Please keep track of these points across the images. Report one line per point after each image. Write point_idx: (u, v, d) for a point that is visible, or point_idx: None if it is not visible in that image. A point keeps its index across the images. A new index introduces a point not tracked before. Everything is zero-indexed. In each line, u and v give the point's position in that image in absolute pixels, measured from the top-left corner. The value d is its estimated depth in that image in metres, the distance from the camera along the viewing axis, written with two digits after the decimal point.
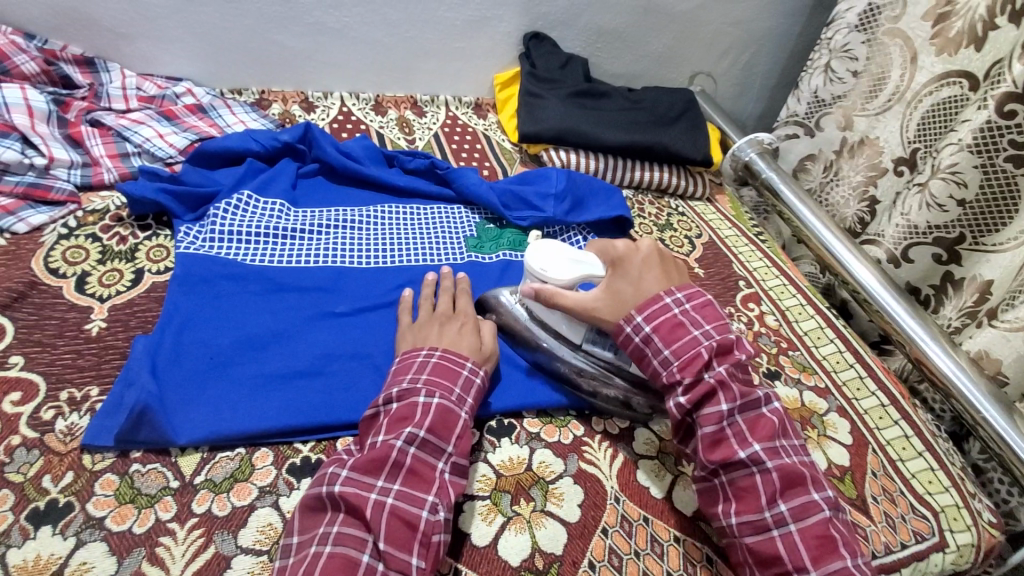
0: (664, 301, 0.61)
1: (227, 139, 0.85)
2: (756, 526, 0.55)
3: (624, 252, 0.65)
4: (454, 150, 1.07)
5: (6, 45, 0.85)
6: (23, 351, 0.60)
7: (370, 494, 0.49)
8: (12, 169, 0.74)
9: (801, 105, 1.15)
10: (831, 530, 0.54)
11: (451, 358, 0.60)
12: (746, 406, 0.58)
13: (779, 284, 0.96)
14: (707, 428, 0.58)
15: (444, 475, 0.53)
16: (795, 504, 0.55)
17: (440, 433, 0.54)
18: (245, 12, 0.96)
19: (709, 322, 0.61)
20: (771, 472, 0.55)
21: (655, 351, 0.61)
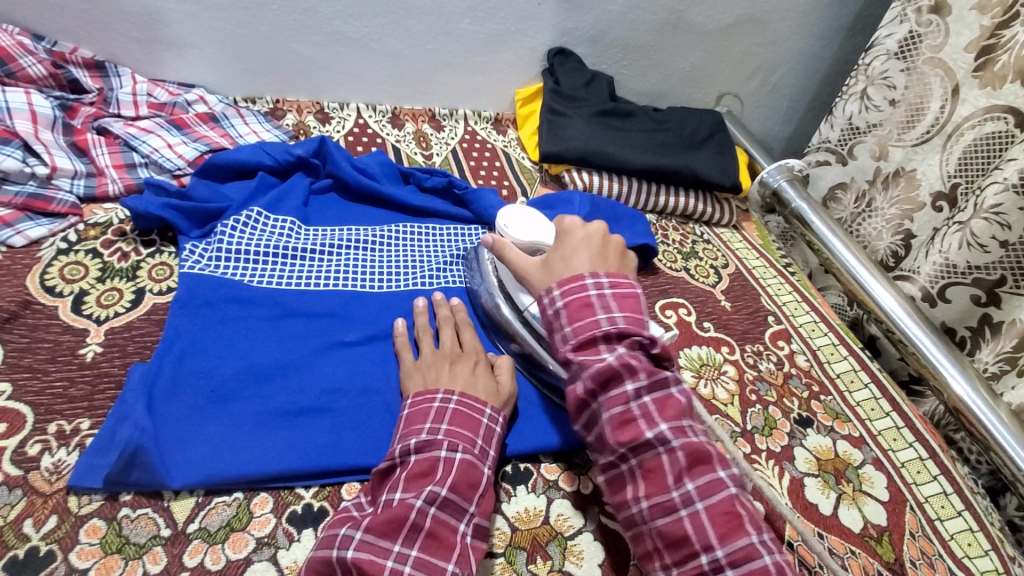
0: (583, 280, 0.57)
1: (238, 151, 0.82)
2: (664, 507, 0.50)
3: (568, 226, 0.64)
4: (473, 167, 1.03)
5: (13, 47, 0.82)
6: (12, 377, 0.56)
7: (386, 561, 0.45)
8: (12, 178, 0.71)
9: (834, 132, 1.10)
10: (738, 507, 0.49)
11: (471, 405, 0.57)
12: (654, 385, 0.52)
13: (810, 320, 0.92)
14: (612, 410, 0.52)
15: (466, 538, 0.49)
16: (702, 482, 0.50)
17: (462, 491, 0.50)
18: (262, 19, 0.93)
19: (622, 310, 0.56)
20: (676, 451, 0.50)
21: (561, 327, 0.57)
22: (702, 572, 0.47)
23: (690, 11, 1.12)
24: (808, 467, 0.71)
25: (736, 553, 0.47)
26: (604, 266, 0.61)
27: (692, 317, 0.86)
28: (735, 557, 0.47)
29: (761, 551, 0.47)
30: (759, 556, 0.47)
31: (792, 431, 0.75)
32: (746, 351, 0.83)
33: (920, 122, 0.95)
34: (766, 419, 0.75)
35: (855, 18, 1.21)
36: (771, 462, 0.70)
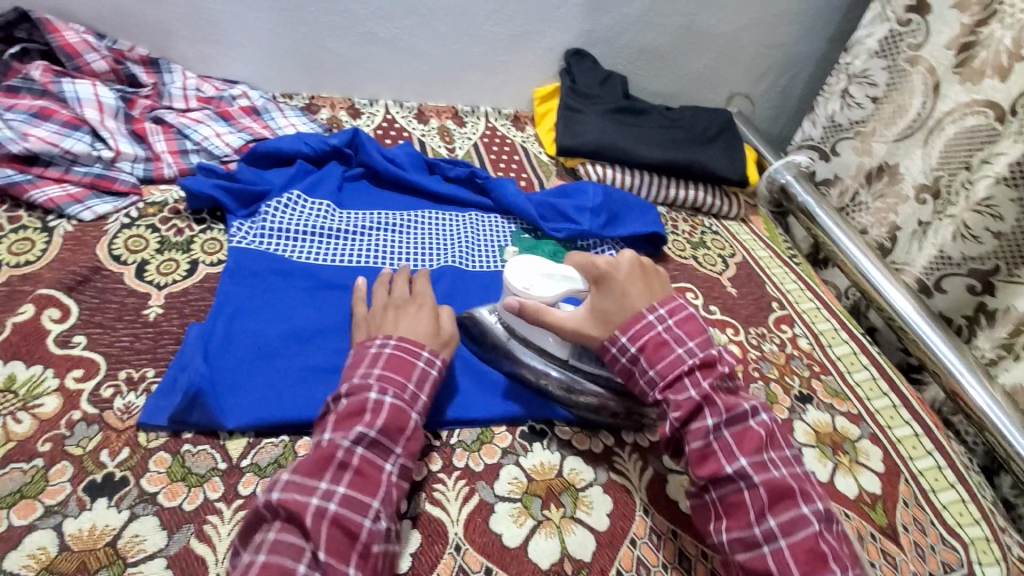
0: (647, 319, 0.61)
1: (279, 140, 0.89)
2: (746, 543, 0.54)
3: (606, 269, 0.64)
4: (493, 160, 1.09)
5: (80, 44, 0.91)
6: (86, 331, 0.63)
7: (312, 500, 0.49)
8: (81, 160, 0.79)
9: (816, 129, 1.15)
10: (821, 544, 0.52)
11: (407, 348, 0.60)
12: (733, 419, 0.58)
13: (813, 307, 0.96)
14: (693, 444, 0.58)
15: (391, 476, 0.53)
16: (783, 517, 0.53)
17: (390, 434, 0.55)
18: (301, 20, 1.00)
19: (692, 339, 0.61)
20: (758, 487, 0.55)
21: (642, 370, 0.61)
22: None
23: (701, 14, 1.18)
24: (807, 438, 0.76)
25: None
26: (654, 298, 0.64)
27: (699, 301, 0.91)
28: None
29: None
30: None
31: (794, 406, 0.79)
32: (751, 333, 0.88)
33: (901, 118, 0.99)
34: (767, 394, 0.79)
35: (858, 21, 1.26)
36: None
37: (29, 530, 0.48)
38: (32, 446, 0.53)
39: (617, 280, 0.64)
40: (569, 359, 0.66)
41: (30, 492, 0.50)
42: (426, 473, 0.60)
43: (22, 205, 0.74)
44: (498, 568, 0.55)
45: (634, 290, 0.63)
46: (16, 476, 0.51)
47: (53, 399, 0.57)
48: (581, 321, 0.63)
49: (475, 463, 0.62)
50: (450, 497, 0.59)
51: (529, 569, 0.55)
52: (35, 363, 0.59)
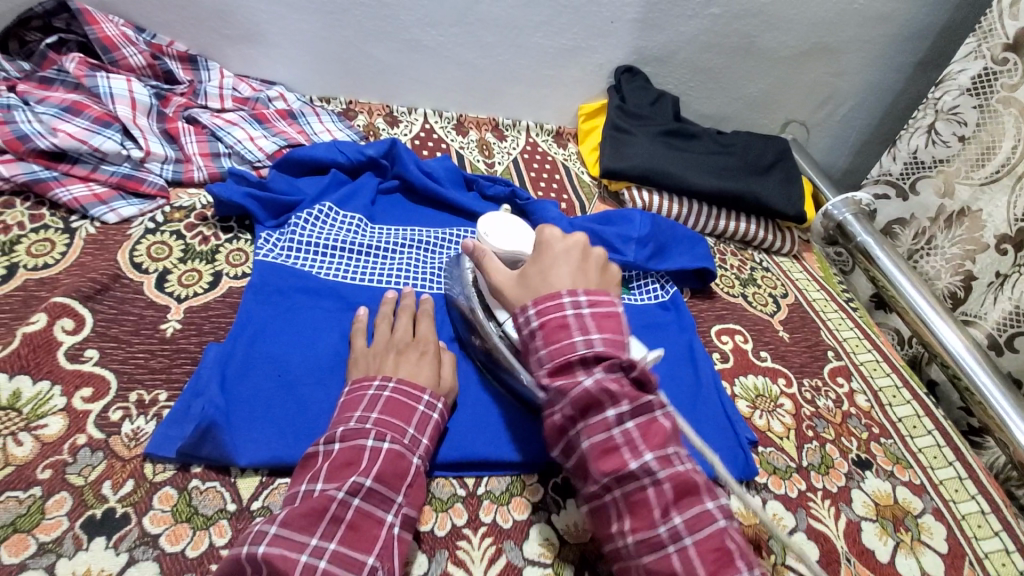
0: (560, 299, 0.54)
1: (315, 148, 0.85)
2: (651, 544, 0.46)
3: (546, 240, 0.61)
4: (533, 178, 1.04)
5: (118, 37, 0.88)
6: (99, 345, 0.59)
7: (300, 556, 0.43)
8: (109, 159, 0.76)
9: (895, 165, 1.07)
10: (730, 542, 0.45)
11: (407, 392, 0.56)
12: (637, 409, 0.48)
13: (872, 358, 0.89)
14: (593, 438, 0.48)
15: (392, 529, 0.48)
16: (689, 515, 0.46)
17: (389, 482, 0.49)
18: (345, 24, 0.97)
19: (600, 332, 0.52)
20: (662, 483, 0.46)
21: (536, 349, 0.53)
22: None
23: (763, 36, 1.11)
24: (866, 511, 0.69)
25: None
26: (585, 280, 0.57)
27: (748, 345, 0.84)
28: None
29: None
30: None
31: (850, 472, 0.72)
32: (804, 385, 0.81)
33: (988, 161, 0.92)
34: (823, 457, 0.73)
35: (929, 52, 1.18)
36: (826, 502, 0.68)
37: (19, 570, 0.44)
38: (30, 472, 0.49)
39: (552, 253, 0.59)
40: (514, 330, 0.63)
41: (24, 525, 0.46)
42: (450, 528, 0.55)
43: (45, 203, 0.71)
44: None
45: (565, 265, 0.58)
46: (10, 506, 0.47)
47: (58, 420, 0.53)
48: (508, 283, 0.60)
49: (503, 518, 0.56)
50: (475, 558, 0.53)
51: None
52: (43, 378, 0.55)
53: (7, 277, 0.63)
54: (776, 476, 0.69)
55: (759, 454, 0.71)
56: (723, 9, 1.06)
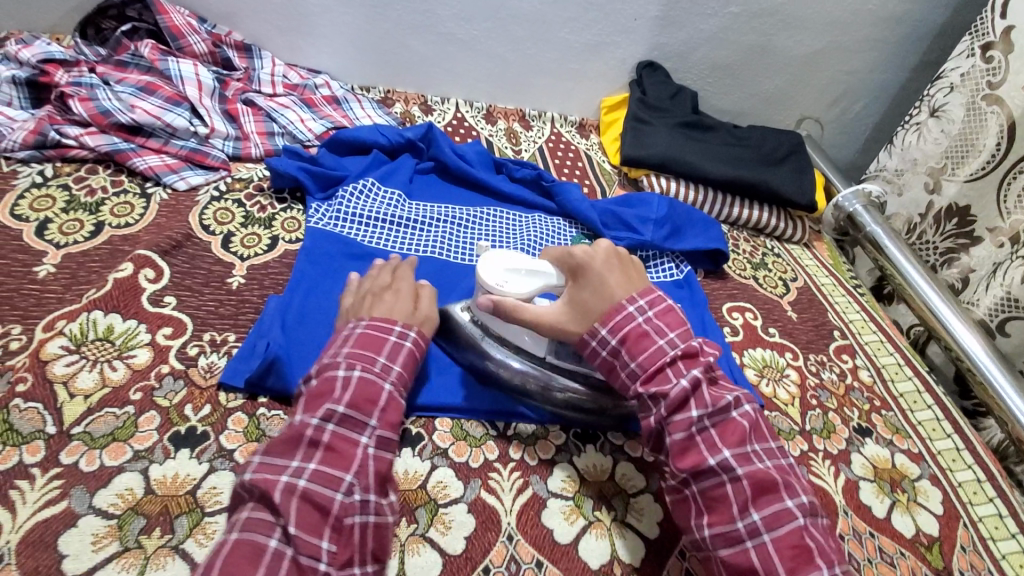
0: (627, 311, 0.61)
1: (359, 130, 0.92)
2: (728, 537, 0.52)
3: (583, 259, 0.65)
4: (557, 165, 1.10)
5: (184, 26, 0.96)
6: (176, 293, 0.66)
7: (281, 477, 0.49)
8: (179, 135, 0.84)
9: (891, 160, 1.16)
10: (806, 540, 0.51)
11: (379, 326, 0.60)
12: (716, 412, 0.57)
13: (876, 339, 0.94)
14: (675, 436, 0.56)
15: (367, 450, 0.52)
16: (767, 512, 0.52)
17: (362, 408, 0.54)
18: (387, 18, 1.04)
19: (673, 330, 0.61)
20: (741, 479, 0.53)
21: (624, 363, 0.60)
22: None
23: (778, 35, 1.17)
24: (864, 472, 0.74)
25: None
26: (631, 287, 0.64)
27: (758, 322, 0.90)
28: None
29: None
30: None
31: (852, 438, 0.77)
32: (810, 359, 0.86)
33: (975, 158, 0.98)
34: (825, 423, 0.78)
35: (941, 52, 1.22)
36: (827, 462, 0.73)
37: (119, 471, 0.51)
38: (124, 393, 0.56)
39: (596, 269, 0.64)
40: (547, 356, 0.66)
41: (121, 435, 0.53)
42: (483, 460, 0.61)
43: (124, 171, 0.79)
44: (549, 562, 0.55)
45: (610, 278, 0.64)
46: (109, 420, 0.54)
47: (145, 351, 0.60)
48: (565, 316, 0.63)
49: (530, 457, 0.63)
50: (505, 488, 0.59)
51: (579, 567, 0.55)
52: (131, 317, 0.62)
53: (96, 232, 0.71)
54: (780, 436, 0.74)
55: (765, 417, 0.76)
56: (742, 8, 1.12)
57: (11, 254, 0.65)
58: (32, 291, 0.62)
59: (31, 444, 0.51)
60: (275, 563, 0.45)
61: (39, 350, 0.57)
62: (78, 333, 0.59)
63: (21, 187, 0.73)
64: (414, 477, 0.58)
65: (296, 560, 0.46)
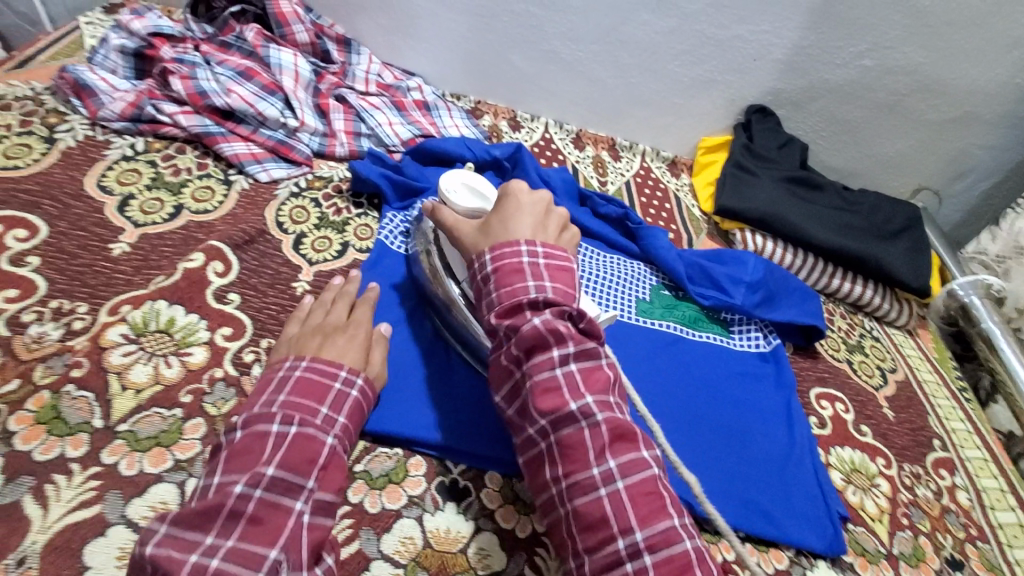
0: (516, 248, 0.54)
1: (445, 141, 0.89)
2: (583, 486, 0.46)
3: (511, 192, 0.60)
4: (644, 204, 1.03)
5: (290, 13, 0.95)
6: (241, 291, 0.64)
7: (189, 557, 0.40)
8: (269, 124, 0.82)
9: (993, 245, 1.10)
10: (659, 487, 0.46)
11: (319, 370, 0.53)
12: (583, 355, 0.50)
13: (979, 457, 0.83)
14: (537, 378, 0.49)
15: (302, 518, 0.44)
16: (624, 459, 0.46)
17: (297, 467, 0.46)
18: (492, 29, 1.01)
19: (553, 281, 0.53)
20: (600, 425, 0.47)
21: (490, 298, 0.53)
22: (618, 558, 0.44)
23: (911, 96, 1.06)
24: None
25: (656, 536, 0.44)
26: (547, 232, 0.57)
27: (848, 415, 0.80)
28: (654, 541, 0.43)
29: (681, 535, 0.44)
30: (680, 539, 0.44)
31: (941, 571, 0.67)
32: (904, 470, 0.76)
33: None
34: (914, 549, 0.68)
35: None
36: None
37: (157, 481, 0.48)
38: (174, 394, 0.54)
39: (517, 202, 0.59)
40: (463, 282, 0.63)
41: (165, 441, 0.51)
42: (531, 532, 0.55)
43: (210, 154, 0.78)
44: None
45: (528, 214, 0.58)
46: (156, 421, 0.52)
47: (201, 351, 0.57)
48: (471, 234, 0.59)
49: None
50: (551, 568, 0.53)
51: None
52: (193, 312, 0.60)
53: (174, 215, 0.69)
54: (864, 558, 0.66)
55: (848, 531, 0.68)
56: (876, 62, 1.02)
57: (91, 228, 0.64)
58: (103, 270, 0.61)
59: (75, 437, 0.49)
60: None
61: (100, 335, 0.55)
62: (140, 322, 0.57)
63: (111, 158, 0.73)
64: (455, 538, 0.53)
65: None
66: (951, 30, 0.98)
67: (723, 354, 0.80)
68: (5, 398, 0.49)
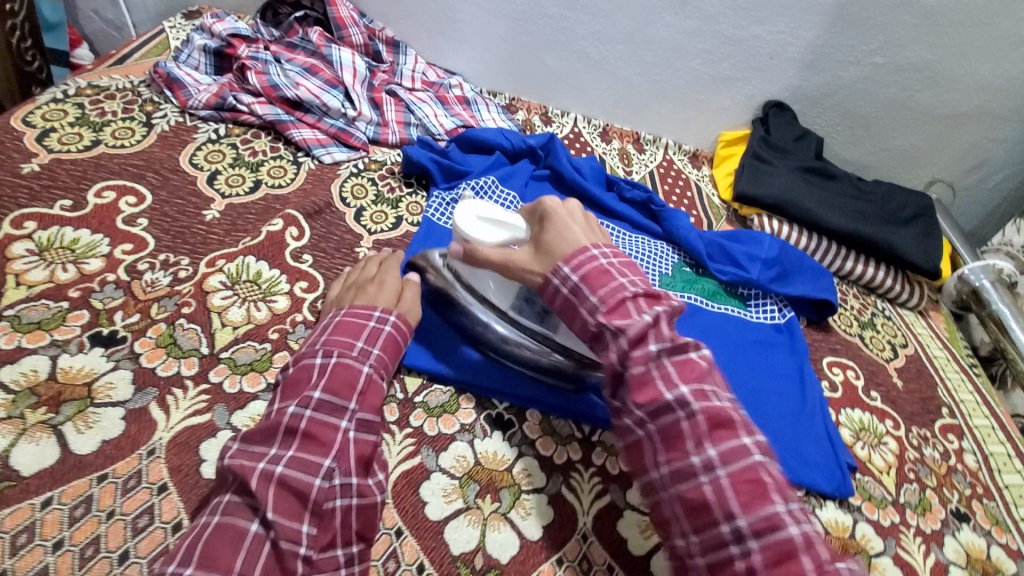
0: (590, 252, 0.60)
1: (485, 130, 0.98)
2: (684, 473, 0.49)
3: (551, 208, 0.65)
4: (667, 191, 1.11)
5: (348, 18, 1.06)
6: (313, 252, 0.73)
7: (258, 464, 0.47)
8: (331, 114, 0.93)
9: (1018, 237, 1.14)
10: (762, 475, 0.48)
11: (356, 314, 0.60)
12: (675, 348, 0.53)
13: (988, 425, 0.88)
14: (634, 369, 0.53)
15: (346, 435, 0.51)
16: (723, 447, 0.49)
17: (338, 391, 0.53)
18: (527, 31, 1.10)
19: (635, 276, 0.59)
20: (697, 415, 0.50)
21: (582, 298, 0.58)
22: (724, 541, 0.47)
23: (923, 92, 1.12)
24: (956, 557, 0.69)
25: (759, 522, 0.46)
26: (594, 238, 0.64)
27: (859, 382, 0.86)
28: (757, 526, 0.46)
29: (786, 519, 0.46)
30: (785, 525, 0.45)
31: (946, 520, 0.72)
32: (912, 432, 0.82)
33: None
34: (921, 499, 0.73)
35: None
36: (917, 539, 0.69)
37: (253, 398, 0.57)
38: (264, 331, 0.63)
39: (561, 217, 0.64)
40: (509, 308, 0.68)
41: (258, 367, 0.60)
42: (567, 459, 0.63)
43: (281, 139, 0.89)
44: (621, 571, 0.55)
45: (573, 226, 0.64)
46: (250, 351, 0.61)
47: (284, 299, 0.67)
48: (525, 255, 0.63)
49: (612, 466, 0.63)
50: (585, 489, 0.61)
51: None
52: (276, 268, 0.69)
53: (254, 189, 0.79)
54: (871, 503, 0.72)
55: (856, 480, 0.73)
56: (888, 59, 1.09)
57: (187, 197, 0.74)
58: (200, 231, 0.71)
59: (188, 359, 0.58)
60: (255, 549, 0.44)
61: (203, 282, 0.65)
62: (234, 273, 0.67)
63: (199, 141, 0.83)
64: (501, 460, 0.61)
65: (276, 546, 0.45)
66: (961, 28, 1.04)
67: (740, 323, 0.87)
68: (130, 327, 0.59)
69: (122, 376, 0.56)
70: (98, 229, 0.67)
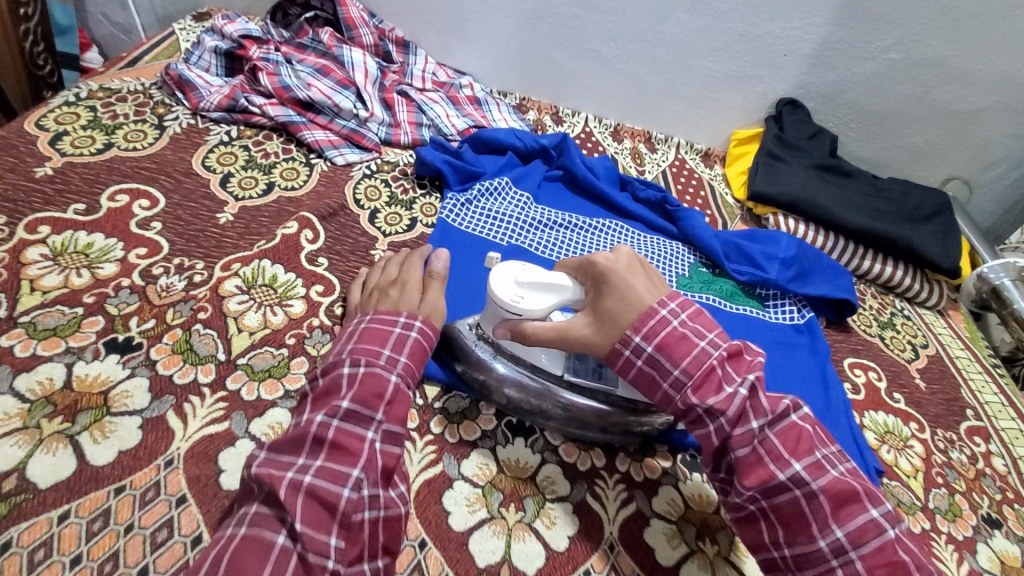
0: (660, 314, 0.55)
1: (498, 130, 0.96)
2: (813, 558, 0.48)
3: (605, 267, 0.57)
4: (680, 191, 1.10)
5: (358, 18, 1.05)
6: (328, 256, 0.72)
7: (287, 473, 0.46)
8: (343, 115, 0.92)
9: None
10: (900, 553, 0.46)
11: (382, 321, 0.58)
12: (776, 418, 0.52)
13: (1014, 427, 0.86)
14: (738, 451, 0.51)
15: (373, 444, 0.50)
16: (851, 527, 0.47)
17: (367, 402, 0.51)
18: (538, 29, 1.09)
19: (710, 331, 0.55)
20: (817, 495, 0.48)
21: (666, 372, 0.54)
22: None
23: (940, 87, 1.10)
24: (991, 565, 0.67)
25: None
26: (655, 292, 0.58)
27: (881, 383, 0.85)
28: None
29: None
30: None
31: (978, 526, 0.71)
32: (938, 435, 0.80)
33: None
34: (951, 505, 0.72)
35: None
36: (949, 546, 0.68)
37: (272, 405, 0.56)
38: (281, 336, 0.62)
39: (618, 274, 0.57)
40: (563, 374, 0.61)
41: (276, 373, 0.59)
42: (590, 466, 0.61)
43: (293, 141, 0.88)
44: None
45: (634, 282, 0.57)
46: (267, 357, 0.60)
47: (300, 303, 0.66)
48: (585, 327, 0.56)
49: (635, 473, 0.62)
50: (609, 497, 0.59)
51: None
52: (291, 271, 0.68)
53: (268, 191, 0.78)
54: (900, 508, 0.70)
55: (884, 485, 0.72)
56: (903, 55, 1.07)
57: (200, 201, 0.73)
58: (214, 235, 0.70)
59: (205, 366, 0.57)
60: (282, 562, 0.43)
61: (219, 286, 0.64)
62: (250, 276, 0.66)
63: (211, 143, 0.82)
64: (525, 467, 0.60)
65: (303, 558, 0.43)
66: (979, 23, 1.02)
67: (761, 325, 0.86)
68: (146, 333, 0.58)
69: (138, 383, 0.55)
70: (112, 234, 0.66)
